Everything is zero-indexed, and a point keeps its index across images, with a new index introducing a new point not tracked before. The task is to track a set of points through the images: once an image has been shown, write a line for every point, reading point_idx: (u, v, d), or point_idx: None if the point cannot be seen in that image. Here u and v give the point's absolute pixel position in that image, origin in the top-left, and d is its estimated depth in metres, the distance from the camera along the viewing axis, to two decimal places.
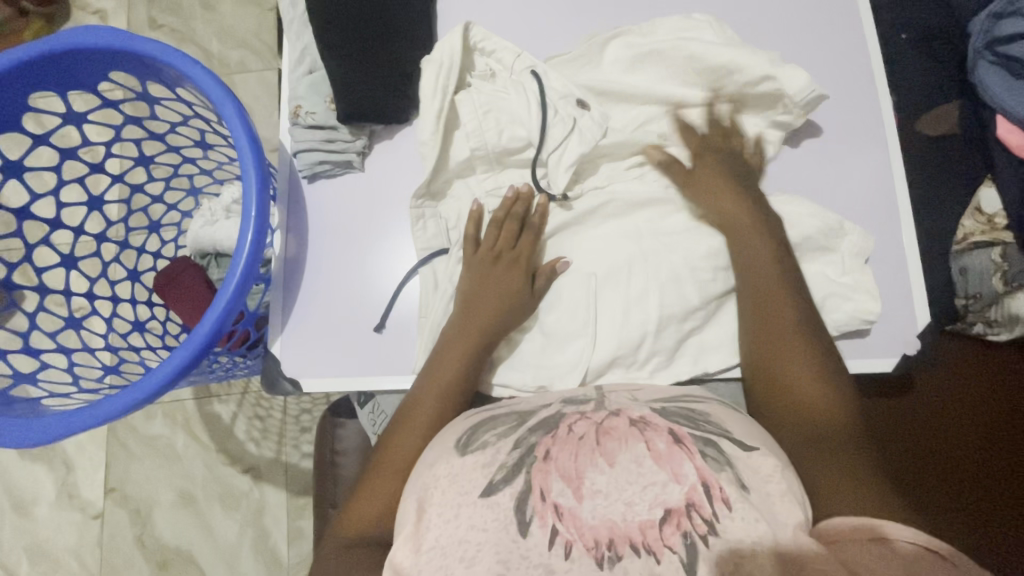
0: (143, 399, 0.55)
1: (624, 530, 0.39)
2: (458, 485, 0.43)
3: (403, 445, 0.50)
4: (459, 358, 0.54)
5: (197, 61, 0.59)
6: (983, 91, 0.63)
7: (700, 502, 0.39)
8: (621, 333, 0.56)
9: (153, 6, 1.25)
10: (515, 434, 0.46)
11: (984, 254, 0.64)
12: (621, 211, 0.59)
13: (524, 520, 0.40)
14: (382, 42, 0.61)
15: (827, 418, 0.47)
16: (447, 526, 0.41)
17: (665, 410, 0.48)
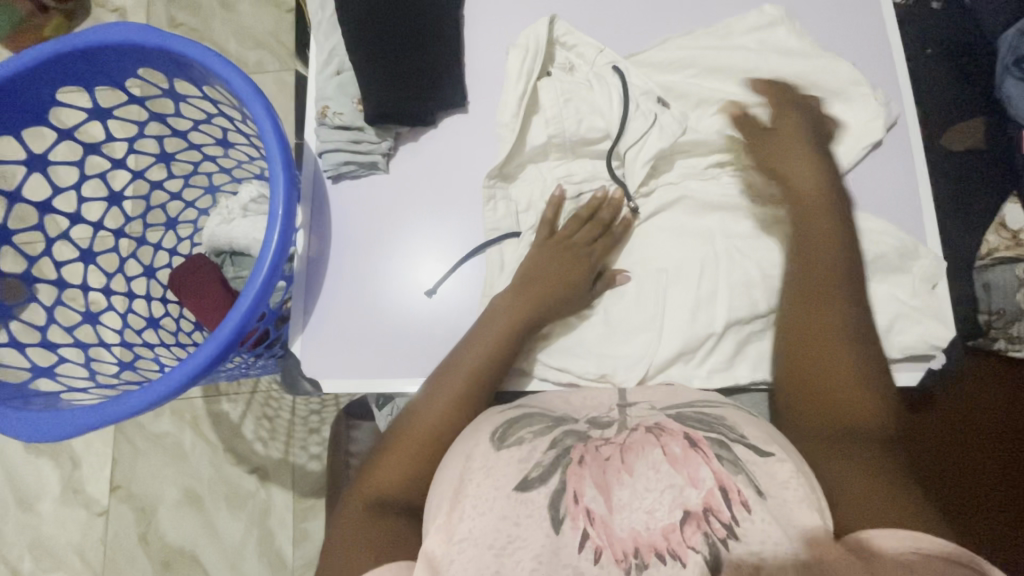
0: (173, 383, 0.54)
1: (647, 537, 0.40)
2: (493, 479, 0.43)
3: (433, 414, 0.51)
4: (497, 335, 0.54)
5: (227, 59, 0.59)
6: (1010, 107, 0.65)
7: (719, 507, 0.40)
8: (687, 330, 0.56)
9: (173, 4, 1.26)
10: (551, 434, 0.47)
11: (1009, 270, 0.64)
12: (691, 211, 0.61)
13: (557, 517, 0.41)
14: (412, 44, 0.61)
15: (856, 410, 0.47)
16: (480, 520, 0.41)
17: (679, 415, 0.48)
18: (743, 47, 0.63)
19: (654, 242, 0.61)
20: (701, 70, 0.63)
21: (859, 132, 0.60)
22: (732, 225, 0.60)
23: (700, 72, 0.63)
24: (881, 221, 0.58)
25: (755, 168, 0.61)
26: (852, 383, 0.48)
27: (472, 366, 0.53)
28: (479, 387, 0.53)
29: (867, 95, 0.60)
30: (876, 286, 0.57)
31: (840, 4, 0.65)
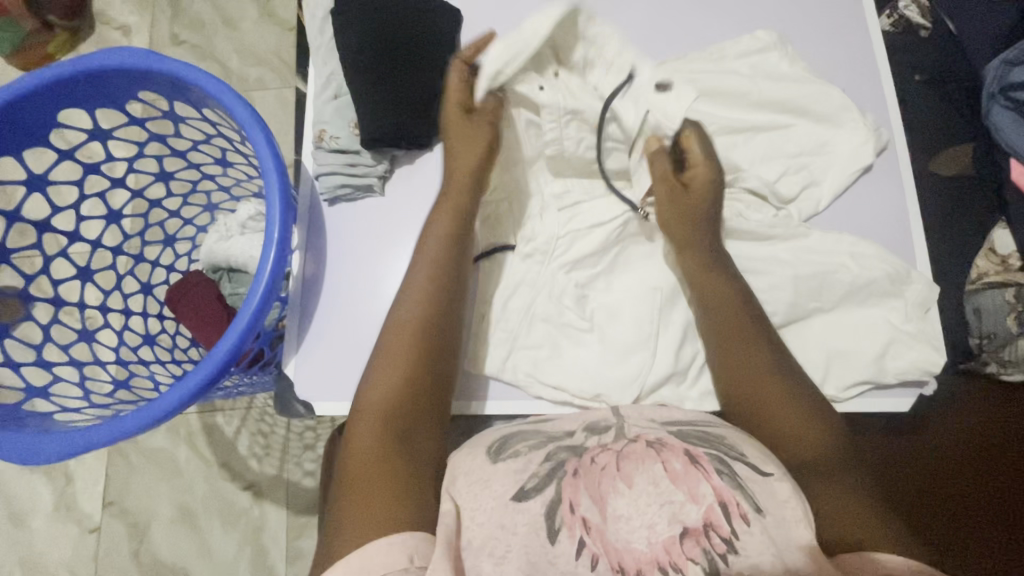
0: (168, 408, 0.54)
1: (649, 554, 0.39)
2: (490, 489, 0.44)
3: (405, 312, 0.52)
4: (430, 274, 0.54)
5: (226, 83, 0.60)
6: (997, 133, 0.64)
7: (718, 522, 0.40)
8: (678, 353, 0.57)
9: (176, 22, 1.28)
10: (546, 447, 0.47)
11: (996, 293, 0.64)
12: None
13: (554, 527, 0.41)
14: (410, 69, 0.62)
15: (797, 436, 0.47)
16: (480, 529, 0.42)
17: (680, 432, 0.47)
18: (737, 73, 0.64)
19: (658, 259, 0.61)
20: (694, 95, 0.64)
21: (849, 156, 0.61)
22: (724, 249, 0.61)
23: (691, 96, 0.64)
24: (877, 247, 0.58)
25: (755, 193, 0.61)
26: (784, 409, 0.49)
27: (435, 257, 0.54)
28: (445, 275, 0.54)
29: (857, 120, 0.61)
30: (864, 310, 0.58)
31: (829, 32, 0.66)
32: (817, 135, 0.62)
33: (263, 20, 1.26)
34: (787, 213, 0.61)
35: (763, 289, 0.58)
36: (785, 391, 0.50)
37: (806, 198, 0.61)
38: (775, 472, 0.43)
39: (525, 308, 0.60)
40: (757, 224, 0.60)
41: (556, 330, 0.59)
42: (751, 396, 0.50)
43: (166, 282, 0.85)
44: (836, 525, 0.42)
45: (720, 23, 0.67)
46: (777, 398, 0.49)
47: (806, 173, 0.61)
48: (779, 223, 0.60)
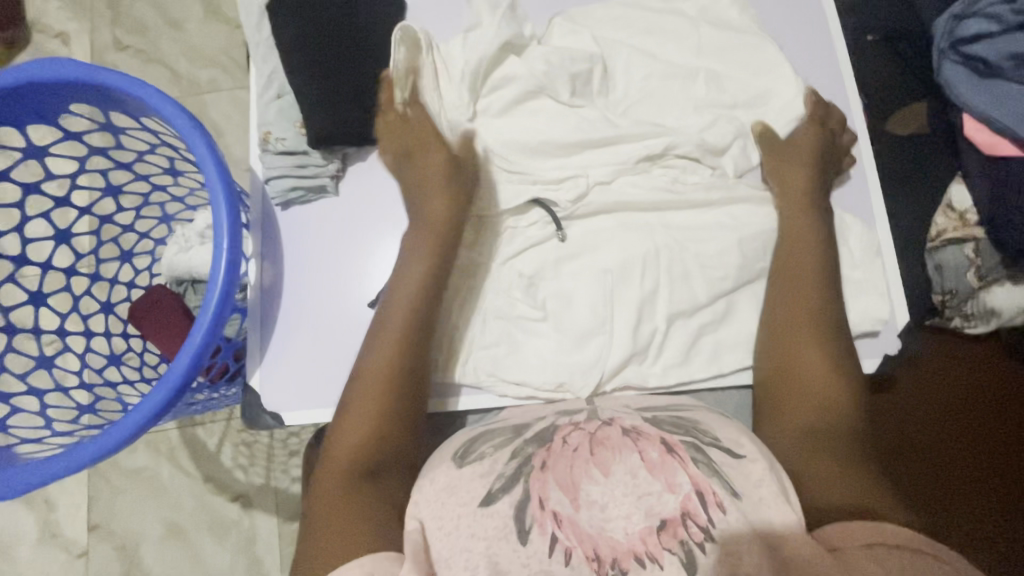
0: (129, 432, 0.53)
1: (626, 546, 0.38)
2: (457, 496, 0.44)
3: (374, 364, 0.51)
4: (404, 317, 0.53)
5: (163, 90, 0.57)
6: (949, 89, 0.63)
7: (696, 511, 0.39)
8: (635, 330, 0.57)
9: (117, 26, 1.22)
10: (512, 443, 0.48)
11: (956, 250, 0.64)
12: (626, 210, 0.60)
13: (523, 528, 0.40)
14: (352, 65, 0.59)
15: (821, 405, 0.49)
16: (449, 538, 0.41)
17: (655, 419, 0.48)
18: (689, 45, 0.63)
19: (600, 236, 0.59)
20: (647, 66, 0.63)
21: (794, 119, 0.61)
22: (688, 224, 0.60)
23: (640, 56, 0.63)
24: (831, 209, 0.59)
25: (688, 158, 0.60)
26: (821, 379, 0.51)
27: (405, 312, 0.53)
28: (415, 330, 0.53)
29: (789, 81, 0.61)
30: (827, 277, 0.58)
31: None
32: (762, 103, 0.62)
33: (208, 18, 1.21)
34: (722, 169, 0.61)
35: (713, 254, 0.58)
36: (817, 360, 0.51)
37: (738, 152, 0.61)
38: (748, 454, 0.43)
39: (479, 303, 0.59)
40: (693, 189, 0.60)
41: (512, 322, 0.59)
42: (784, 358, 0.53)
43: (127, 300, 0.83)
44: (831, 492, 0.43)
45: None
46: (814, 366, 0.51)
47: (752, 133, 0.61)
48: (714, 184, 0.60)
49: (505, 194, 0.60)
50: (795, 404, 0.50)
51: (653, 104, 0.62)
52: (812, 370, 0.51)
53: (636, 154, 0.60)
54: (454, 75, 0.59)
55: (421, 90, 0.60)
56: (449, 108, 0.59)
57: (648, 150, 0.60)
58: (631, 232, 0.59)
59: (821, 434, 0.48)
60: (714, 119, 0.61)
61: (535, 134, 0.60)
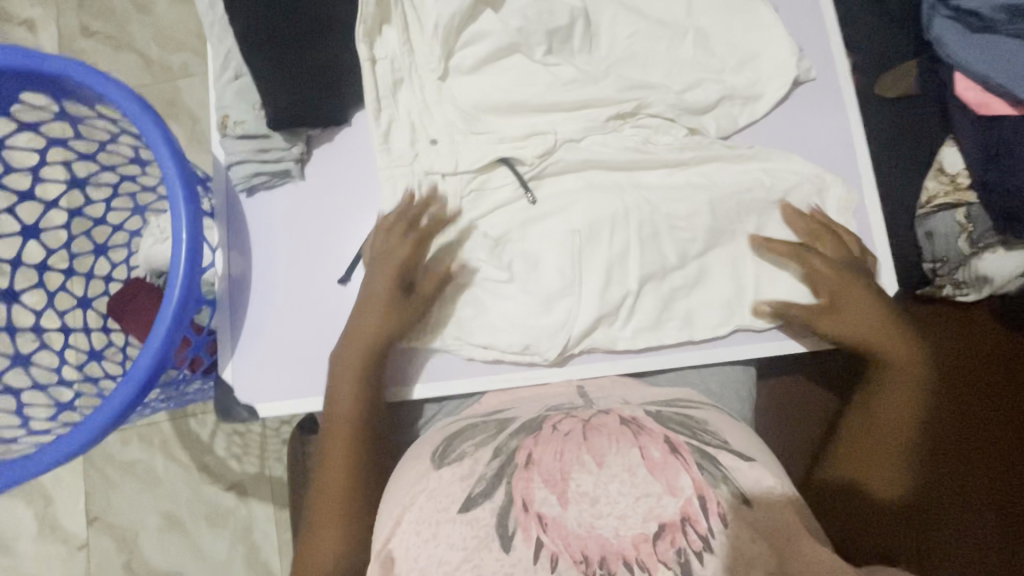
0: (97, 430, 0.52)
1: (616, 547, 0.37)
2: (436, 501, 0.43)
3: (338, 399, 0.52)
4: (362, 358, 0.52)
5: (113, 76, 0.55)
6: (941, 46, 0.59)
7: (696, 516, 0.38)
8: (604, 293, 0.55)
9: (83, 12, 1.18)
10: (495, 443, 0.47)
11: (948, 215, 0.62)
12: (603, 175, 0.57)
13: (506, 534, 0.38)
14: (305, 39, 0.57)
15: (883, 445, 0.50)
16: (425, 546, 0.40)
17: (660, 415, 0.47)
18: (666, 8, 0.60)
19: (568, 197, 0.56)
20: (633, 24, 0.60)
21: (770, 81, 0.59)
22: None
23: (626, 13, 0.60)
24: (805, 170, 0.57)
25: (662, 117, 0.58)
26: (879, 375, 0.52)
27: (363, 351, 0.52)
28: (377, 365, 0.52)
29: (777, 34, 0.58)
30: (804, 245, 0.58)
31: None
32: (748, 62, 0.59)
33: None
34: (703, 129, 0.58)
35: (696, 224, 0.56)
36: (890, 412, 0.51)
37: (723, 112, 0.59)
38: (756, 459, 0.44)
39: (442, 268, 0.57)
40: (666, 149, 0.57)
41: (477, 288, 0.56)
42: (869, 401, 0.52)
43: (105, 294, 0.81)
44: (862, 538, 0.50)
45: None
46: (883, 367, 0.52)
47: (730, 101, 0.59)
48: (689, 144, 0.57)
49: (471, 153, 0.57)
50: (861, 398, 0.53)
51: (634, 72, 0.59)
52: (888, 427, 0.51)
53: (607, 112, 0.58)
54: (427, 28, 0.57)
55: (393, 42, 0.57)
56: (420, 65, 0.58)
57: (620, 108, 0.58)
58: (600, 192, 0.56)
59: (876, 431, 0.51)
60: (690, 83, 0.59)
61: (504, 95, 0.57)
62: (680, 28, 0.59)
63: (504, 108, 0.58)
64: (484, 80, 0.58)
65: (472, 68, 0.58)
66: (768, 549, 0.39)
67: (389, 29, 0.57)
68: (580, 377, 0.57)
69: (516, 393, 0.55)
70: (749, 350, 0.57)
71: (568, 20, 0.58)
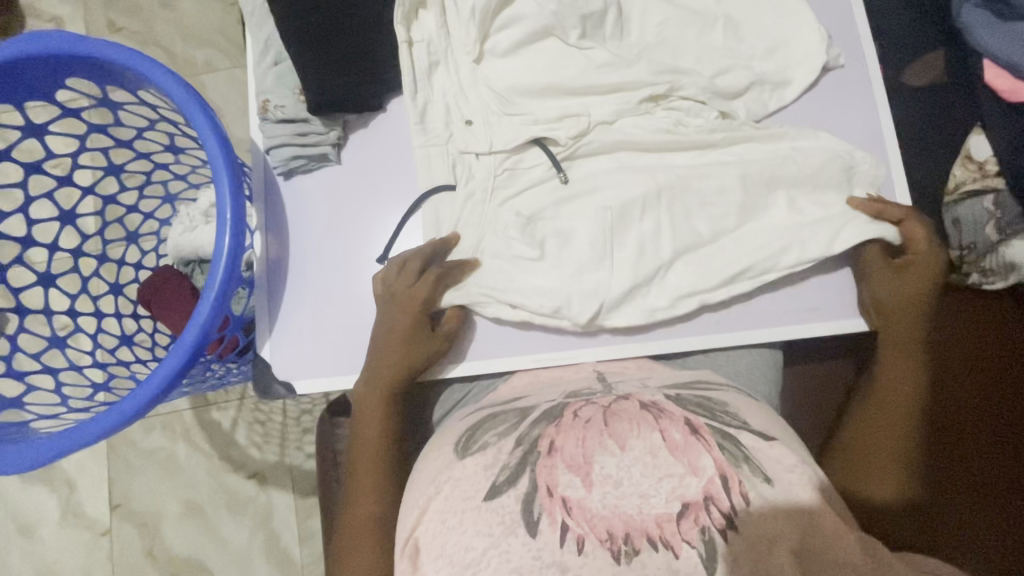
0: (140, 405, 0.53)
1: (640, 523, 0.38)
2: (460, 490, 0.43)
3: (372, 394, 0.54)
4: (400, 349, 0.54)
5: (159, 62, 0.56)
6: (969, 34, 0.60)
7: (719, 495, 0.39)
8: (636, 274, 0.55)
9: (111, 8, 1.20)
10: (516, 432, 0.47)
11: (976, 203, 0.63)
12: (632, 160, 0.58)
13: (532, 520, 0.39)
14: (345, 27, 0.58)
15: (884, 421, 0.52)
16: (451, 533, 0.41)
17: (680, 399, 0.47)
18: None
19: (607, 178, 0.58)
20: (663, 12, 0.61)
21: (799, 67, 0.60)
22: None
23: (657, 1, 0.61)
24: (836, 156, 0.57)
25: (694, 100, 0.59)
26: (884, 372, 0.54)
27: (395, 345, 0.54)
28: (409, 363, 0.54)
29: (808, 22, 0.59)
30: None
31: None
32: (776, 50, 0.60)
33: None
34: (734, 114, 0.59)
35: (729, 207, 0.56)
36: (896, 388, 0.53)
37: (752, 98, 0.60)
38: (778, 437, 0.45)
39: (475, 245, 0.58)
40: (696, 132, 0.58)
41: (508, 266, 0.56)
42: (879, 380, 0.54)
43: (136, 280, 0.83)
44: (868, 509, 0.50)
45: None
46: (899, 369, 0.53)
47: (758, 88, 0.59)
48: (720, 127, 0.58)
49: (505, 133, 0.59)
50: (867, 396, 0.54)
51: (664, 58, 0.60)
52: (894, 401, 0.52)
53: (640, 95, 0.59)
54: (463, 11, 0.59)
55: (430, 27, 0.59)
56: (456, 47, 0.60)
57: (653, 91, 0.59)
58: (630, 172, 0.57)
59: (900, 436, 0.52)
60: (723, 65, 0.60)
61: (538, 78, 0.59)
62: (711, 15, 0.60)
63: (537, 91, 0.59)
64: (517, 61, 0.60)
65: (507, 51, 0.59)
66: (787, 526, 0.39)
67: (426, 14, 0.59)
68: (609, 359, 0.58)
69: (547, 373, 0.57)
70: (778, 334, 0.58)
71: (602, 7, 0.60)
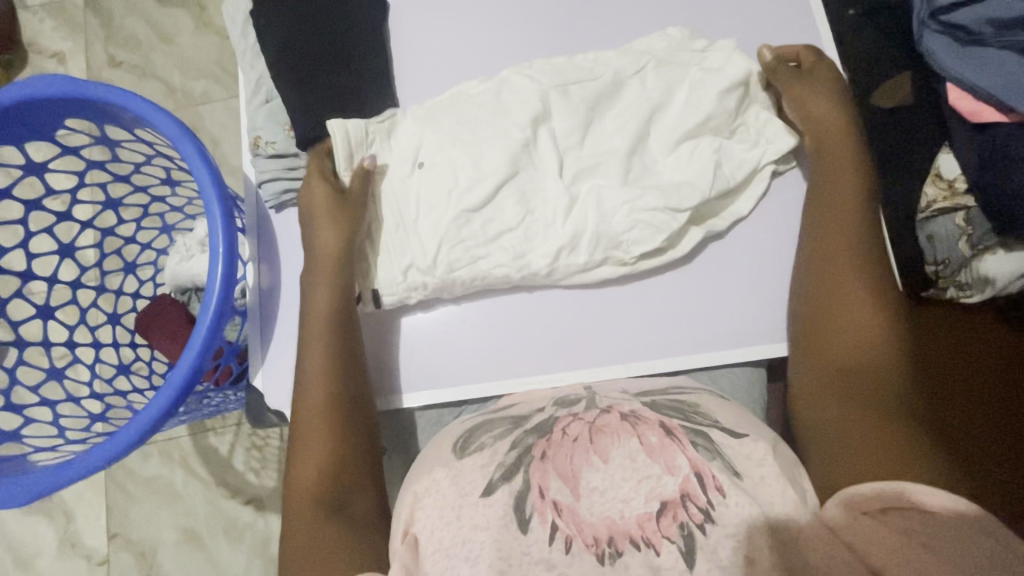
0: (133, 436, 0.54)
1: (622, 526, 0.39)
2: (459, 486, 0.44)
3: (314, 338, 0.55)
4: (331, 284, 0.57)
5: (153, 102, 0.58)
6: (931, 58, 0.62)
7: (695, 492, 0.40)
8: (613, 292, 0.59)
9: (111, 43, 1.24)
10: (511, 435, 0.47)
11: (948, 219, 0.65)
12: None
13: (523, 517, 0.40)
14: (331, 64, 0.61)
15: (851, 335, 0.50)
16: (449, 527, 0.42)
17: (654, 404, 0.48)
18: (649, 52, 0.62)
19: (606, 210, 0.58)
20: (607, 125, 0.61)
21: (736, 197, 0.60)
22: None
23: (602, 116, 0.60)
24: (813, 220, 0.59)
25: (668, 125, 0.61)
26: (838, 342, 0.51)
27: (330, 281, 0.57)
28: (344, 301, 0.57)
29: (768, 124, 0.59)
30: None
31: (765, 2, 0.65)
32: None
33: (199, 29, 1.23)
34: None
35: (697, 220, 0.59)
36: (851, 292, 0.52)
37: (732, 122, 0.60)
38: (749, 434, 0.45)
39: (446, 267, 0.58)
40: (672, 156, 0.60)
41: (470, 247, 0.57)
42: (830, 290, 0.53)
43: (133, 310, 0.84)
44: (868, 446, 0.43)
45: (633, 22, 0.65)
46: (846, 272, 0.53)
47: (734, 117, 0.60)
48: None
49: None
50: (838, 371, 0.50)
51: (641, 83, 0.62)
52: (856, 311, 0.51)
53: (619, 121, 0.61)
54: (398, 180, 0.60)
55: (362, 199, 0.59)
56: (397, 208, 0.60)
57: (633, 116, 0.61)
58: None
59: (880, 382, 0.47)
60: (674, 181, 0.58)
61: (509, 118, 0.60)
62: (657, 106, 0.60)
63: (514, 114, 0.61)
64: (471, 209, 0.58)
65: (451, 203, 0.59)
66: (772, 527, 0.40)
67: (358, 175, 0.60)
68: (594, 379, 0.59)
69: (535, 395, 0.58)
70: (761, 353, 0.58)
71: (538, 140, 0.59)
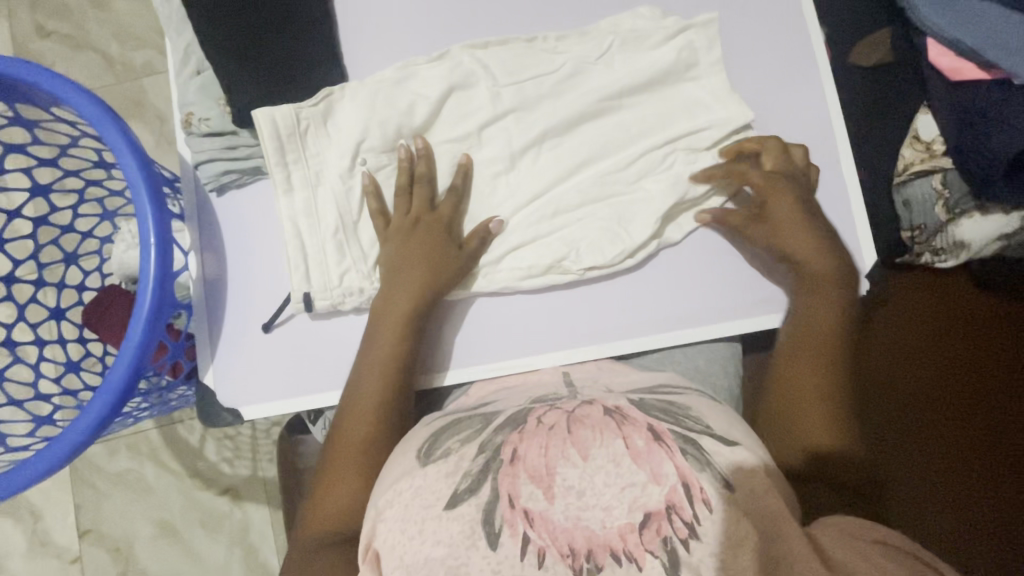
0: (71, 447, 0.51)
1: (602, 538, 0.37)
2: (421, 498, 0.41)
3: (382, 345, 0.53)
4: (416, 287, 0.54)
5: (67, 78, 0.52)
6: (912, 11, 0.60)
7: (681, 504, 0.38)
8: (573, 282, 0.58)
9: (38, 10, 1.13)
10: (479, 437, 0.45)
11: (925, 182, 0.63)
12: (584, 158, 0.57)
13: (493, 531, 0.38)
14: (267, 27, 0.55)
15: (817, 344, 0.51)
16: (411, 543, 0.39)
17: (643, 404, 0.46)
18: None
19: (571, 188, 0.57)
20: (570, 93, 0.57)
21: (705, 189, 0.57)
22: (651, 178, 0.57)
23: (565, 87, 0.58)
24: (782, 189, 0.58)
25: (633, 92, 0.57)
26: (826, 339, 0.52)
27: (422, 281, 0.54)
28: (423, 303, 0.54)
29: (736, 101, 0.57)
30: None
31: None
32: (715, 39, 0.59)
33: None
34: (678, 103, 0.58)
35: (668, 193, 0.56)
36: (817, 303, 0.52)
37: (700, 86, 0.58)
38: (740, 442, 0.43)
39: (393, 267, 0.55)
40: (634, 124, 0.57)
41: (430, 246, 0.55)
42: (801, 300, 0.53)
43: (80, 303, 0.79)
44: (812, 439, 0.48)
45: None
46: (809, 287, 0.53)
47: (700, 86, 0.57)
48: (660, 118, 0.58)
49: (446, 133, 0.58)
50: (799, 384, 0.51)
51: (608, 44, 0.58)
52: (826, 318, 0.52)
53: (587, 91, 0.57)
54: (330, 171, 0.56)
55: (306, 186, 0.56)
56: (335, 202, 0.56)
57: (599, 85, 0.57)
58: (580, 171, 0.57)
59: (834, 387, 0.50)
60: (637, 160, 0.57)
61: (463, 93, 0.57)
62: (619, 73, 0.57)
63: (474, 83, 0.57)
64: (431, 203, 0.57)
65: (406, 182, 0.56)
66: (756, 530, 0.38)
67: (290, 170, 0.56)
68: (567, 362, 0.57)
69: (506, 381, 0.56)
70: (734, 327, 0.57)
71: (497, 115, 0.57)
